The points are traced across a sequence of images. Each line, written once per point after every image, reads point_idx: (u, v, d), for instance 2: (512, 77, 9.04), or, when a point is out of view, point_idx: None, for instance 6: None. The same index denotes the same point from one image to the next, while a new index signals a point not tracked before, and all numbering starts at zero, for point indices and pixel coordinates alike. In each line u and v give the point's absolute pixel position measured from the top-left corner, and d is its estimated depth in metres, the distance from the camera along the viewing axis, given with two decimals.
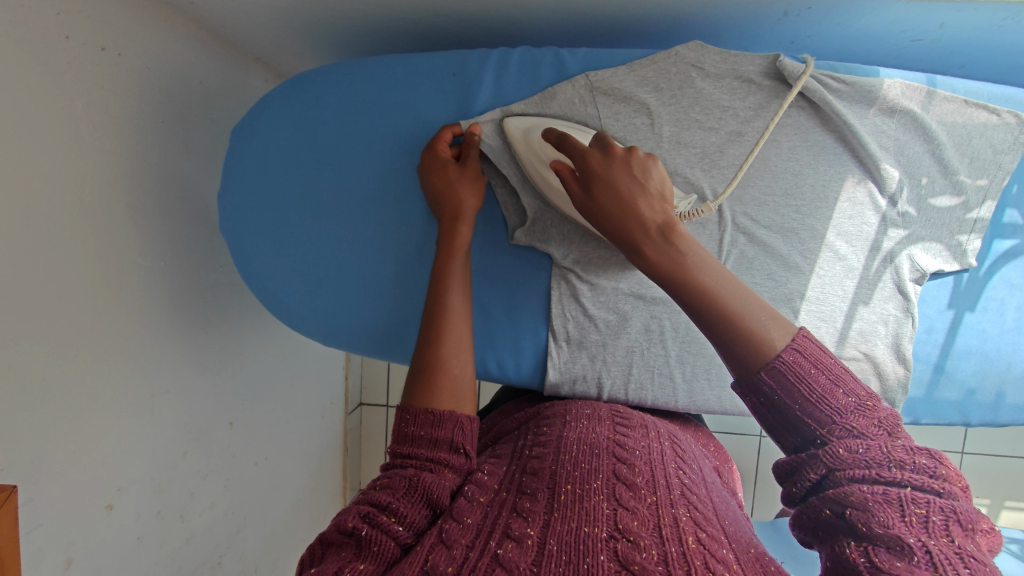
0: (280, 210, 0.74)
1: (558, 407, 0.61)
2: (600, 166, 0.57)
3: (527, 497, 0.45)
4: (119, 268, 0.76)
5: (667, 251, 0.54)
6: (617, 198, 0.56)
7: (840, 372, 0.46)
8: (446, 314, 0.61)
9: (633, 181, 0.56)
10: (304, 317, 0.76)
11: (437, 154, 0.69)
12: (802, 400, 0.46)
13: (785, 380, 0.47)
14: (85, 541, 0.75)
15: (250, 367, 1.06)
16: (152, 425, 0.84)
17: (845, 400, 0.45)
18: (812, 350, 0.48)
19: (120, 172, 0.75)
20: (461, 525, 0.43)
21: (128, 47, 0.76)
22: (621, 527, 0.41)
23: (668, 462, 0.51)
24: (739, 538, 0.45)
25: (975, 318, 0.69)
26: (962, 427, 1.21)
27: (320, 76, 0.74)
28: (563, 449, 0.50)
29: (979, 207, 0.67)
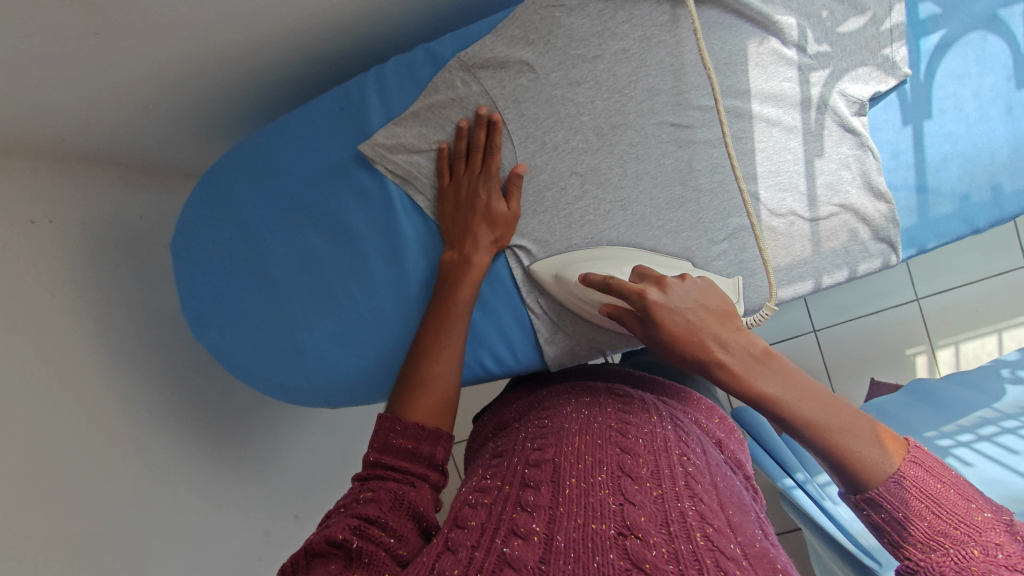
0: (239, 299, 0.76)
1: (557, 398, 0.61)
2: (660, 297, 0.53)
3: (531, 491, 0.44)
4: (124, 410, 0.78)
5: (755, 377, 0.51)
6: (688, 327, 0.52)
7: (968, 487, 0.46)
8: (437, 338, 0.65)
9: (697, 308, 0.53)
10: (298, 388, 0.76)
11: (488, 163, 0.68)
12: (929, 511, 0.45)
13: (904, 495, 0.46)
14: None
15: (295, 457, 1.09)
16: (216, 542, 0.85)
17: (980, 516, 0.44)
18: (933, 463, 0.48)
19: (93, 324, 0.78)
20: (466, 529, 0.42)
21: (60, 211, 0.79)
22: (630, 524, 0.40)
23: (673, 444, 0.49)
24: (746, 529, 0.43)
25: (936, 123, 0.65)
26: None
27: (228, 162, 0.76)
28: (566, 439, 0.49)
29: (889, 16, 0.64)
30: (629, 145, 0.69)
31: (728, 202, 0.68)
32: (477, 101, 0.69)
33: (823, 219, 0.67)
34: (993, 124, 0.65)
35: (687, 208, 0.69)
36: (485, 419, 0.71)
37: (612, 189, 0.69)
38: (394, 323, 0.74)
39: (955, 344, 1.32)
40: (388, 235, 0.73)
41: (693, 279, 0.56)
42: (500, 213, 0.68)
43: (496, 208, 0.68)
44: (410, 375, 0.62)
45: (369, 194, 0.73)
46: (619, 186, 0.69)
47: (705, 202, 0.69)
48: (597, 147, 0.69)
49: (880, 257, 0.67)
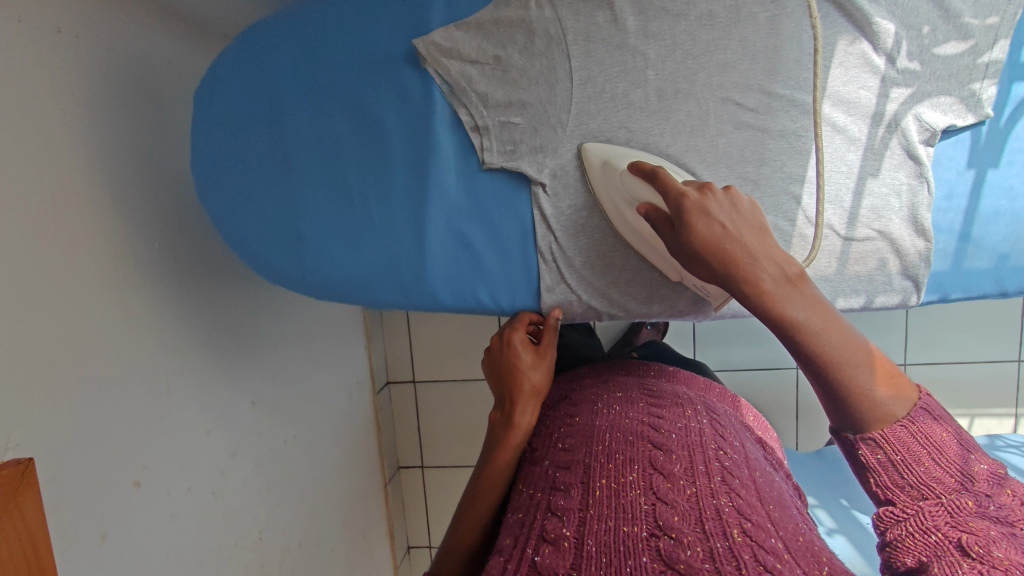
0: (252, 169, 0.72)
1: (586, 394, 0.73)
2: (699, 203, 0.56)
3: (564, 494, 0.56)
4: (107, 248, 0.75)
5: (785, 299, 0.54)
6: (722, 232, 0.56)
7: (968, 441, 0.52)
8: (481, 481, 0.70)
9: (731, 220, 0.56)
10: (290, 275, 0.74)
11: (511, 334, 0.74)
12: (933, 457, 0.51)
13: (907, 439, 0.51)
14: (124, 518, 0.76)
15: (267, 348, 1.08)
16: (169, 404, 0.84)
17: (976, 468, 0.50)
18: (937, 411, 0.53)
19: (91, 154, 0.74)
20: (510, 542, 0.56)
21: (84, 28, 0.75)
22: (662, 524, 0.51)
23: (705, 442, 0.60)
24: (787, 524, 0.53)
25: (1001, 174, 0.62)
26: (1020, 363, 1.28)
27: (269, 22, 0.71)
28: (596, 438, 0.61)
29: (990, 49, 0.60)
30: (687, 115, 0.66)
31: (767, 198, 0.66)
32: (545, 28, 0.66)
33: (856, 240, 0.65)
34: None
35: None
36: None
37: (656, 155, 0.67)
38: (406, 235, 0.72)
39: None
40: (419, 144, 0.70)
41: (738, 194, 0.58)
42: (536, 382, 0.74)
43: (528, 359, 0.75)
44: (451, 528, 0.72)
45: (410, 95, 0.69)
46: (664, 152, 0.67)
47: (746, 191, 0.66)
48: (654, 109, 0.66)
49: (900, 294, 0.66)
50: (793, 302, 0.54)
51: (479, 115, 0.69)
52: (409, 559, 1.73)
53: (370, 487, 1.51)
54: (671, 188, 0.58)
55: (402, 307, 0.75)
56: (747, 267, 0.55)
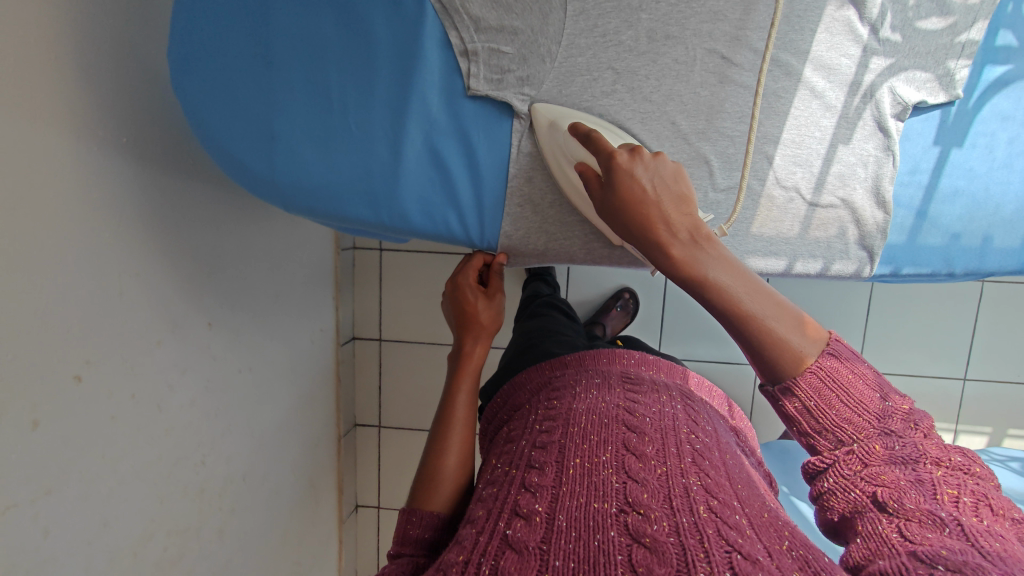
0: (232, 60, 0.69)
1: (569, 378, 0.68)
2: (627, 164, 0.58)
3: (535, 472, 0.51)
4: (69, 127, 0.70)
5: (697, 256, 0.54)
6: (647, 192, 0.57)
7: (871, 375, 0.50)
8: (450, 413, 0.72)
9: (651, 183, 0.58)
10: (263, 176, 0.72)
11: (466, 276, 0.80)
12: (840, 404, 0.49)
13: (817, 383, 0.50)
14: (61, 410, 0.72)
15: (232, 274, 1.06)
16: (121, 303, 0.80)
17: (881, 404, 0.49)
18: (843, 352, 0.51)
19: (68, 22, 0.69)
20: (474, 519, 0.49)
21: None
22: (632, 501, 0.46)
23: (677, 427, 0.57)
24: (755, 504, 0.49)
25: (963, 155, 0.65)
26: (959, 379, 1.36)
27: None
28: (572, 420, 0.56)
29: (968, 30, 0.62)
30: (674, 61, 0.67)
31: (741, 155, 0.68)
32: None
33: (820, 207, 0.67)
34: (1012, 176, 0.65)
35: (699, 146, 0.68)
36: (498, 404, 0.78)
37: (639, 99, 0.68)
38: (382, 149, 0.71)
39: None
40: (405, 55, 0.69)
41: (665, 161, 0.59)
42: (489, 319, 0.81)
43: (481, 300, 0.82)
44: (420, 477, 0.67)
45: (402, 5, 0.68)
46: (647, 97, 0.68)
47: (721, 146, 0.68)
48: (642, 51, 0.67)
49: (855, 263, 0.68)
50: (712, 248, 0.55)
51: (467, 40, 0.68)
52: (354, 518, 1.71)
53: (321, 438, 1.48)
54: (603, 146, 0.59)
55: (372, 226, 0.75)
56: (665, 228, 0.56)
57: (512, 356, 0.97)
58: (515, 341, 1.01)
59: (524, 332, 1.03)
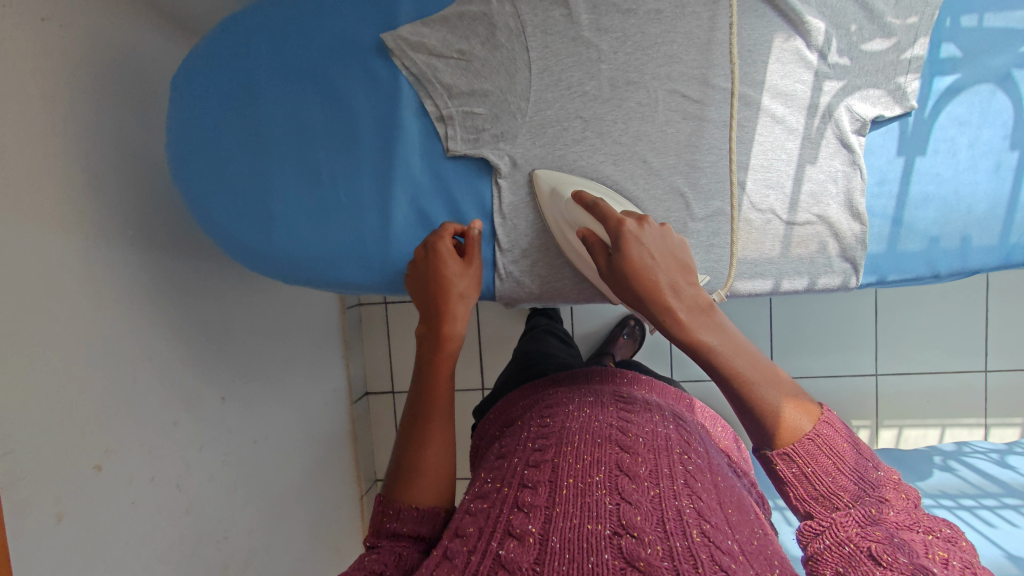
0: (225, 149, 0.73)
1: (562, 395, 0.67)
2: (635, 232, 0.60)
3: (528, 492, 0.49)
4: (79, 232, 0.74)
5: (695, 330, 0.57)
6: (652, 261, 0.60)
7: (864, 449, 0.51)
8: (428, 400, 0.65)
9: (655, 250, 0.61)
10: (260, 252, 0.75)
11: (438, 242, 0.70)
12: (835, 471, 0.50)
13: (813, 450, 0.51)
14: (83, 503, 0.74)
15: (241, 345, 1.08)
16: (136, 389, 0.83)
17: (874, 474, 0.50)
18: (837, 423, 0.53)
19: (73, 137, 0.74)
20: (463, 536, 0.47)
21: (71, 20, 0.74)
22: (626, 523, 0.45)
23: (670, 446, 0.54)
24: (743, 529, 0.48)
25: (927, 162, 0.67)
26: (980, 372, 1.34)
27: (246, 15, 0.73)
28: (566, 438, 0.54)
29: (912, 46, 0.65)
30: (638, 104, 0.70)
31: (714, 184, 0.71)
32: (506, 22, 0.70)
33: (798, 224, 0.69)
34: (978, 176, 0.67)
35: (672, 179, 0.71)
36: (493, 418, 0.79)
37: (610, 142, 0.72)
38: (370, 215, 0.75)
39: (899, 428, 1.40)
40: (386, 127, 0.73)
41: (670, 232, 0.63)
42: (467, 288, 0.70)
43: (455, 268, 0.70)
44: (395, 467, 0.62)
45: (379, 84, 0.73)
46: (617, 140, 0.71)
47: (693, 178, 0.71)
48: (607, 98, 0.71)
49: (840, 276, 0.70)
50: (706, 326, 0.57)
51: (443, 107, 0.73)
52: None
53: (343, 498, 1.47)
54: (609, 215, 0.62)
55: (371, 287, 0.78)
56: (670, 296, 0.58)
57: (509, 379, 0.97)
58: (512, 364, 1.01)
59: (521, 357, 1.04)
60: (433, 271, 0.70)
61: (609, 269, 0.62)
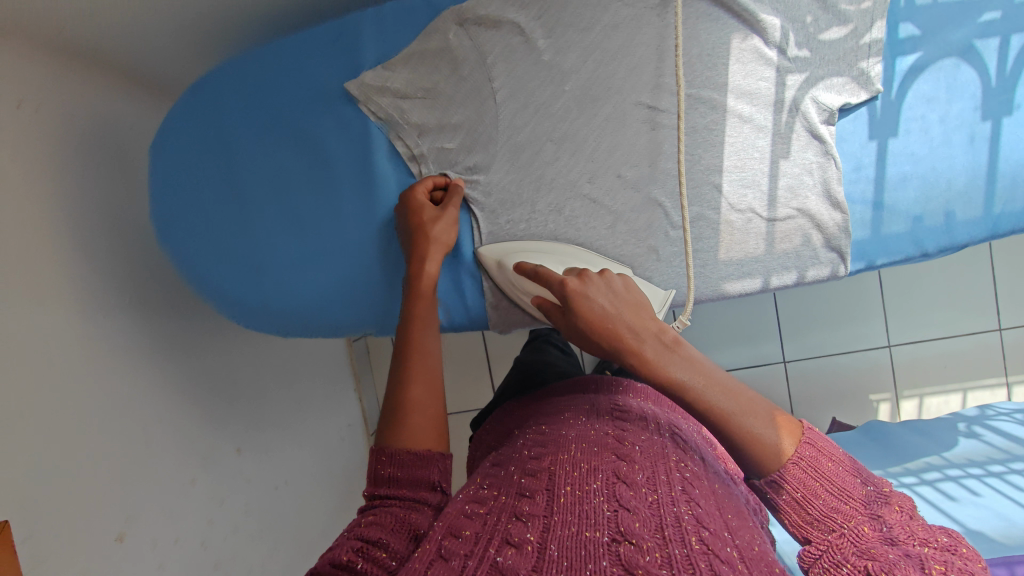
0: (207, 211, 0.74)
1: (561, 407, 0.66)
2: (579, 288, 0.60)
3: (526, 501, 0.46)
4: (77, 308, 0.76)
5: (667, 366, 0.56)
6: (604, 315, 0.59)
7: (849, 464, 0.53)
8: (414, 344, 0.64)
9: (608, 299, 0.60)
10: (252, 307, 0.76)
11: (416, 191, 0.70)
12: (823, 492, 0.51)
13: (801, 475, 0.51)
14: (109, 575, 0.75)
15: (250, 394, 1.09)
16: (150, 454, 0.84)
17: (862, 490, 0.51)
18: (821, 441, 0.54)
19: (61, 216, 0.75)
20: (460, 538, 0.43)
21: (48, 102, 0.76)
22: (624, 529, 0.42)
23: (667, 454, 0.53)
24: (745, 535, 0.46)
25: (901, 143, 0.66)
26: (994, 331, 1.33)
27: (214, 77, 0.75)
28: (563, 449, 0.53)
29: (869, 31, 0.65)
30: (606, 119, 0.70)
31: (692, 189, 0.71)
32: (466, 55, 0.71)
33: (779, 220, 0.69)
34: (954, 151, 0.66)
35: (649, 189, 0.71)
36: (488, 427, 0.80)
37: (583, 159, 0.72)
38: (356, 259, 0.75)
39: (919, 397, 1.37)
40: (362, 171, 0.74)
41: (612, 277, 0.62)
42: (445, 233, 0.70)
43: (429, 216, 0.70)
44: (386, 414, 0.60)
45: (349, 130, 0.73)
46: (590, 157, 0.72)
47: (670, 185, 0.71)
48: (575, 117, 0.71)
49: (828, 266, 0.69)
50: (677, 363, 0.56)
51: (413, 147, 0.73)
52: None
53: None
54: (553, 277, 0.62)
55: (365, 329, 0.79)
56: (630, 341, 0.57)
57: (507, 390, 0.97)
58: (510, 375, 1.01)
59: (517, 364, 1.03)
60: (410, 221, 0.70)
61: (566, 324, 0.61)
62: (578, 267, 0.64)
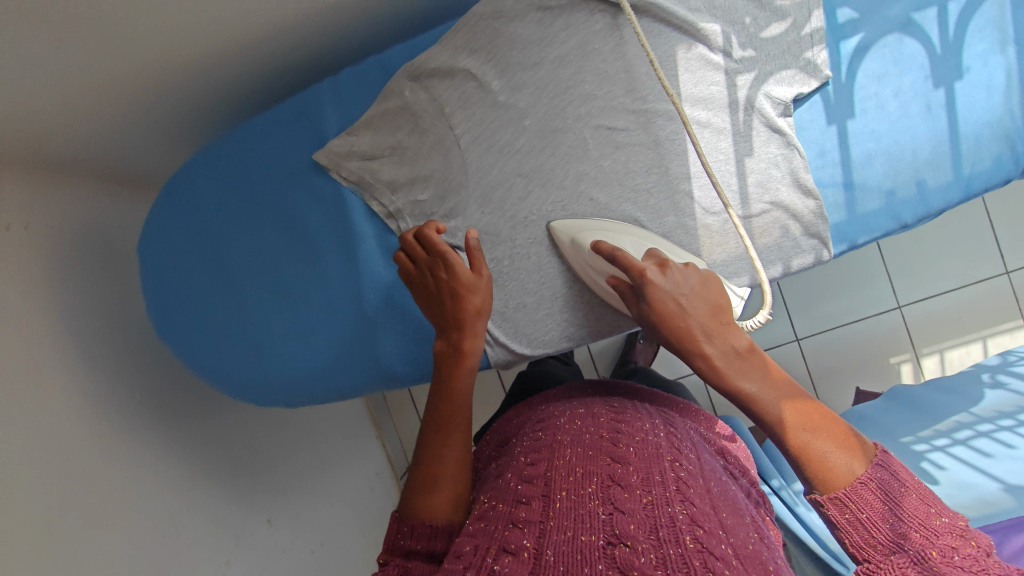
0: (201, 300, 0.77)
1: (554, 411, 0.65)
2: (656, 277, 0.60)
3: (523, 508, 0.46)
4: (90, 415, 0.77)
5: (735, 373, 0.56)
6: (678, 304, 0.59)
7: (926, 493, 0.48)
8: (446, 410, 0.63)
9: (683, 294, 0.60)
10: (257, 385, 0.77)
11: (439, 245, 0.67)
12: (891, 517, 0.47)
13: (868, 496, 0.48)
14: None
15: (271, 465, 1.09)
16: (182, 544, 0.84)
17: (937, 520, 0.46)
18: (896, 467, 0.50)
19: (62, 328, 0.77)
20: (459, 559, 0.44)
21: (35, 220, 0.78)
22: (619, 533, 0.41)
23: (661, 452, 0.51)
24: (740, 532, 0.44)
25: (859, 123, 0.67)
26: (1004, 275, 1.30)
27: (189, 171, 0.78)
28: (558, 452, 0.52)
29: (808, 21, 0.66)
30: (569, 147, 0.72)
31: (664, 200, 0.72)
32: (424, 109, 0.73)
33: (755, 217, 0.69)
34: (914, 122, 0.67)
35: (623, 207, 0.72)
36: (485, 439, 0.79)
37: (554, 190, 0.73)
38: (350, 323, 0.77)
39: (939, 352, 1.32)
40: (342, 237, 0.76)
41: (694, 270, 0.62)
42: (477, 291, 0.67)
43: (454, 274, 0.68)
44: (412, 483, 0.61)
45: (324, 199, 0.75)
46: (560, 187, 0.73)
47: (642, 200, 0.72)
48: (539, 150, 0.72)
49: (811, 253, 0.70)
50: (748, 365, 0.56)
51: (389, 205, 0.75)
52: None
53: None
54: (631, 262, 0.62)
55: (370, 388, 0.79)
56: (700, 336, 0.57)
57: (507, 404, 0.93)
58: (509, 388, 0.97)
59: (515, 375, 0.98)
60: (436, 278, 0.68)
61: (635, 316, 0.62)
62: (661, 255, 0.64)
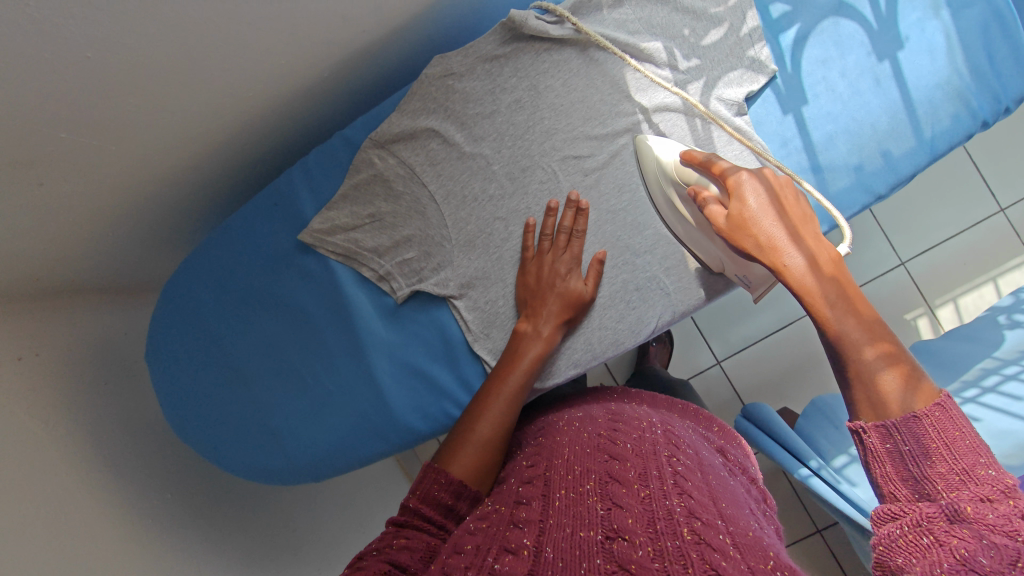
0: (215, 396, 0.79)
1: (550, 421, 0.65)
2: (743, 185, 0.57)
3: (523, 507, 0.46)
4: (126, 526, 0.78)
5: (816, 284, 0.53)
6: (761, 209, 0.56)
7: (981, 446, 0.45)
8: (502, 390, 0.67)
9: (769, 204, 0.56)
10: (279, 467, 0.78)
11: (564, 217, 0.71)
12: (933, 458, 0.45)
13: (919, 432, 0.46)
14: None
15: (321, 538, 1.05)
16: None
17: (983, 471, 0.44)
18: (957, 413, 0.47)
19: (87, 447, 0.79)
20: (461, 554, 0.44)
21: (48, 346, 0.80)
22: (618, 527, 0.41)
23: (658, 447, 0.51)
24: (739, 523, 0.43)
25: (814, 107, 0.69)
26: (1000, 215, 1.29)
27: (184, 275, 0.81)
28: (556, 455, 0.51)
29: (744, 22, 0.69)
30: (540, 183, 0.74)
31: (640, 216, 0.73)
32: (396, 173, 0.75)
33: None
34: (867, 97, 0.68)
35: (603, 229, 0.73)
36: None
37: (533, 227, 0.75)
38: (359, 391, 0.77)
39: (953, 301, 1.30)
40: (335, 309, 0.77)
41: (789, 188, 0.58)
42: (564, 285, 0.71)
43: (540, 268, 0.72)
44: (453, 433, 0.64)
45: (314, 277, 0.77)
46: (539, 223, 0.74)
47: (620, 219, 0.73)
48: (512, 191, 0.74)
49: None
50: (834, 275, 0.54)
51: (378, 268, 0.76)
52: None
53: None
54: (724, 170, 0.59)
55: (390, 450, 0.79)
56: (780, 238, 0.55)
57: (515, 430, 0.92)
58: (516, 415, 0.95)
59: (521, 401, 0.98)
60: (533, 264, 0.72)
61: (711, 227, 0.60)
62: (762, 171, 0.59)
